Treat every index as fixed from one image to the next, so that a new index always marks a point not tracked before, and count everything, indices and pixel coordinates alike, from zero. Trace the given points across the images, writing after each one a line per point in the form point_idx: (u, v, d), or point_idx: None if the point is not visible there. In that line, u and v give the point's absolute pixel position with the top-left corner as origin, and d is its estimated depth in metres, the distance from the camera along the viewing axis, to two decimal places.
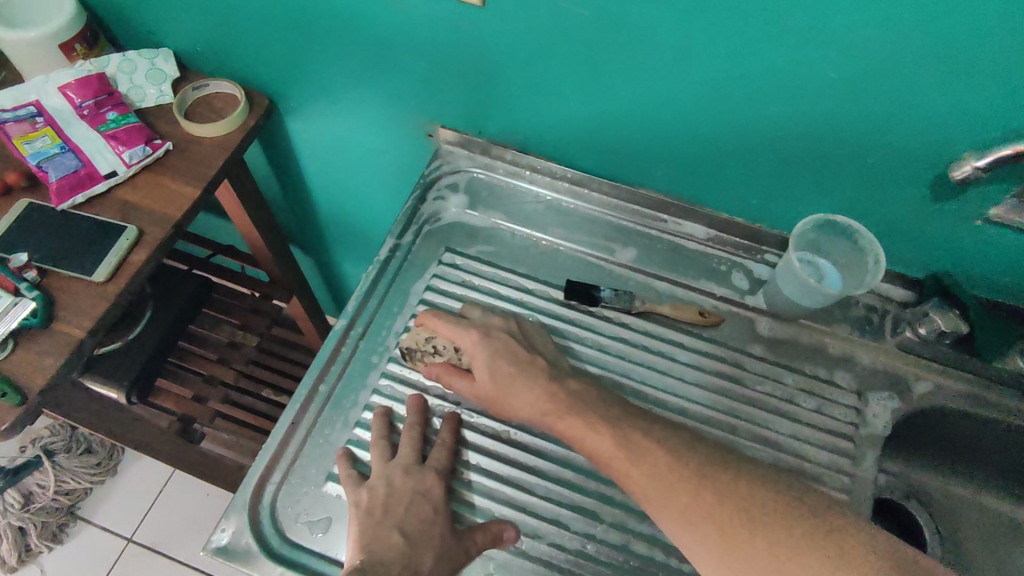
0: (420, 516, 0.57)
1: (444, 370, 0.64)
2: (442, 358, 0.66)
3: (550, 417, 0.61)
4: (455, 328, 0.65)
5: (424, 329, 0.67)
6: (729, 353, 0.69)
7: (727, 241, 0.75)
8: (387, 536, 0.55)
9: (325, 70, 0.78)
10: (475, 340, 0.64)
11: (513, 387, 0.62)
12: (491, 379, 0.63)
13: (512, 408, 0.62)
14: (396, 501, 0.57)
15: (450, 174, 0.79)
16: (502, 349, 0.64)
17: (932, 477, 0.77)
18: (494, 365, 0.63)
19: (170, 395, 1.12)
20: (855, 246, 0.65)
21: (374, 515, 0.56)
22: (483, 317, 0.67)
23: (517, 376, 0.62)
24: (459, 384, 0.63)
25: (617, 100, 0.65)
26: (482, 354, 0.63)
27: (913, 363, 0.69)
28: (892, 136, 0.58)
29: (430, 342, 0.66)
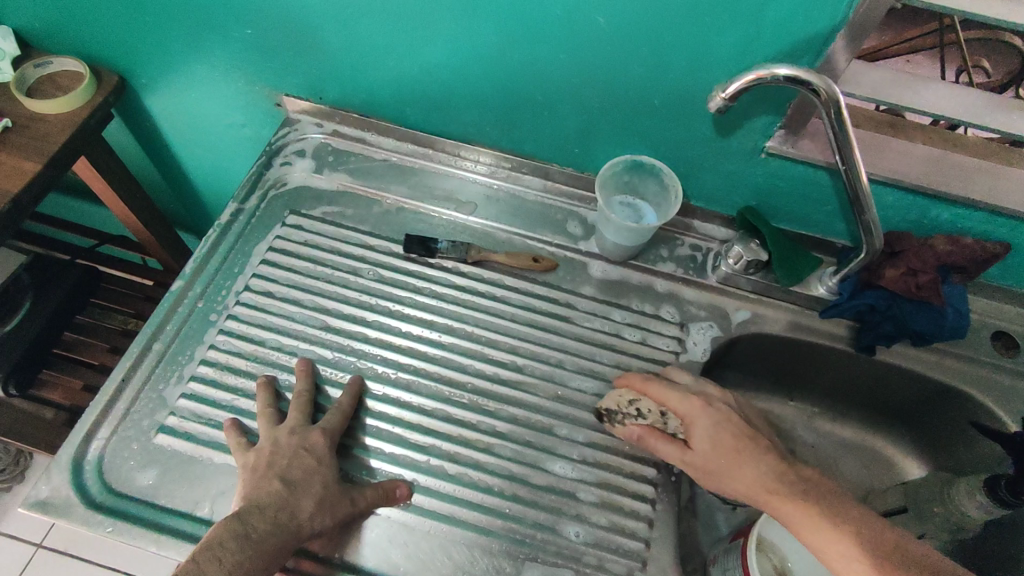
0: (304, 467, 0.56)
1: (649, 433, 0.61)
2: (644, 421, 0.62)
3: (759, 493, 0.57)
4: (668, 391, 0.63)
5: (628, 391, 0.64)
6: (562, 295, 0.73)
7: (564, 192, 0.79)
8: (268, 484, 0.54)
9: (162, 42, 0.78)
10: (696, 406, 0.61)
11: (738, 459, 0.59)
12: (711, 449, 0.59)
13: (724, 481, 0.58)
14: (280, 456, 0.57)
15: (298, 141, 0.80)
16: (716, 417, 0.61)
17: (769, 400, 0.83)
18: (716, 436, 0.60)
19: (55, 386, 1.10)
20: (663, 185, 0.70)
21: (257, 471, 0.56)
22: (697, 383, 0.65)
23: (736, 451, 0.59)
24: (666, 449, 0.60)
25: (429, 56, 0.68)
26: (702, 423, 0.60)
27: (732, 296, 0.75)
28: (673, 79, 0.62)
29: (634, 405, 0.63)
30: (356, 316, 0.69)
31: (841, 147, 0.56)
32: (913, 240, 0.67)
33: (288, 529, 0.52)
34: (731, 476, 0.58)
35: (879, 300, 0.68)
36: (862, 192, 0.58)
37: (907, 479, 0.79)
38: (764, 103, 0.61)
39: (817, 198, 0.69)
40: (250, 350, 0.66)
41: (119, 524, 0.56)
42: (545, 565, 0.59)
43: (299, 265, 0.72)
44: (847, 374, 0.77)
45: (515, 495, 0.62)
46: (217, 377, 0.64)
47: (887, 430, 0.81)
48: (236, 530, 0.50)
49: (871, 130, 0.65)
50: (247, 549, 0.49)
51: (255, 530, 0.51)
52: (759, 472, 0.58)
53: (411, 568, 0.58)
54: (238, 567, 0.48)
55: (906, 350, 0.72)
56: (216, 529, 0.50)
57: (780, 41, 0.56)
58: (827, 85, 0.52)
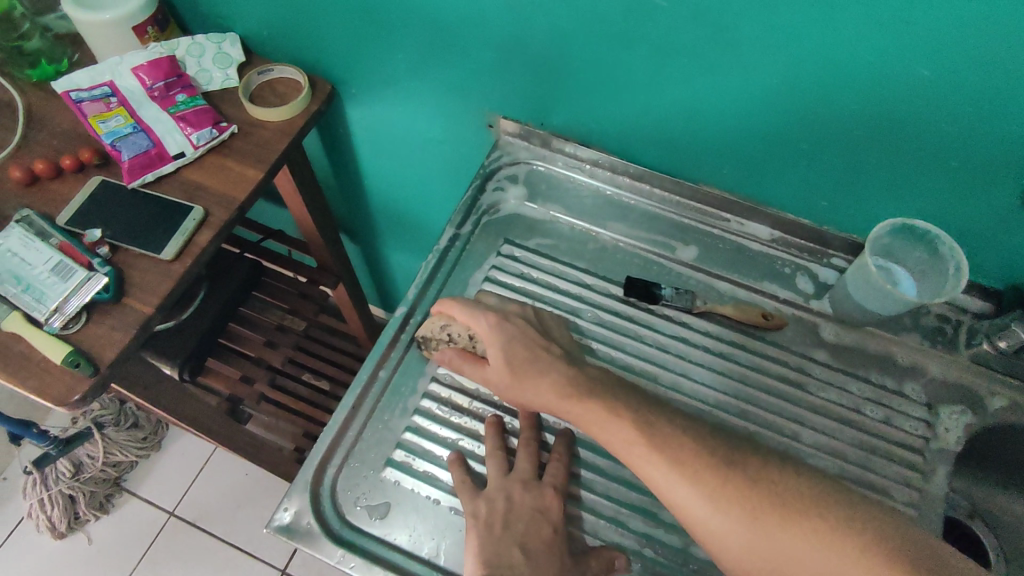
0: (542, 536, 0.55)
1: (459, 356, 0.62)
2: (454, 344, 0.63)
3: (556, 402, 0.58)
4: (472, 312, 0.62)
5: (440, 316, 0.63)
6: (792, 358, 0.67)
7: (792, 243, 0.73)
8: (508, 553, 0.54)
9: (387, 57, 0.78)
10: (491, 322, 0.62)
11: (531, 370, 0.60)
12: (507, 365, 0.60)
13: (526, 395, 0.60)
14: (516, 516, 0.56)
15: (510, 165, 0.78)
16: (514, 333, 0.61)
17: (999, 496, 0.75)
18: (510, 350, 0.60)
19: (220, 376, 1.14)
20: (934, 253, 0.63)
21: (494, 530, 0.55)
22: (501, 303, 0.65)
23: (531, 360, 0.60)
24: (472, 370, 0.61)
25: (691, 96, 0.64)
26: (498, 339, 0.61)
27: (986, 378, 0.67)
28: (988, 140, 0.56)
29: (446, 330, 0.63)
30: None
31: None
32: None
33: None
34: (528, 391, 0.59)
35: None
36: None
37: None
38: None
39: None
40: (473, 388, 0.64)
41: (361, 560, 0.55)
42: None
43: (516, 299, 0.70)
44: None
45: None
46: (442, 414, 0.63)
47: None
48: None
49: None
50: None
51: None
52: (563, 381, 0.59)
53: None
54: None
55: None
56: None
57: None
58: None
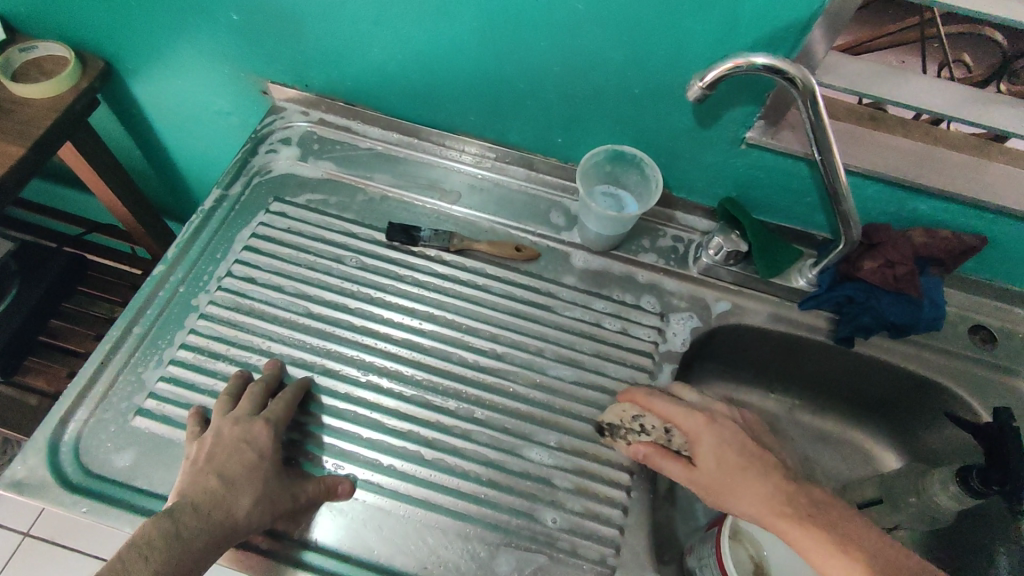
0: (243, 462, 0.56)
1: (655, 452, 0.59)
2: (646, 437, 0.62)
3: (770, 516, 0.55)
4: (673, 407, 0.61)
5: (635, 406, 0.63)
6: (542, 284, 0.73)
7: (548, 182, 0.79)
8: (204, 481, 0.54)
9: (142, 30, 0.77)
10: (700, 422, 0.60)
11: (740, 477, 0.57)
12: (716, 466, 0.58)
13: (729, 498, 0.57)
14: (221, 449, 0.56)
15: (283, 129, 0.81)
16: (724, 435, 0.59)
17: (748, 394, 0.84)
18: (720, 452, 0.58)
19: (41, 373, 1.08)
20: (644, 175, 0.71)
21: (196, 464, 0.55)
22: (702, 400, 0.64)
23: (747, 470, 0.57)
24: (671, 466, 0.59)
25: (411, 45, 0.67)
26: (707, 439, 0.59)
27: (712, 287, 0.76)
28: (651, 68, 0.61)
29: (638, 422, 0.63)
30: (337, 303, 0.70)
31: (818, 136, 0.56)
32: (890, 230, 0.68)
33: (223, 527, 0.52)
34: (736, 498, 0.56)
35: (857, 292, 0.69)
36: (837, 178, 0.58)
37: (883, 468, 0.80)
38: (744, 92, 0.61)
39: (798, 188, 0.70)
40: (232, 335, 0.67)
41: (94, 504, 0.57)
42: (519, 549, 0.59)
43: (281, 251, 0.72)
44: (824, 367, 0.78)
45: (488, 479, 0.62)
46: (198, 361, 0.65)
47: (866, 422, 0.81)
48: (166, 529, 0.49)
49: (847, 121, 0.67)
50: (176, 548, 0.48)
51: (186, 530, 0.50)
52: (777, 497, 0.55)
53: (388, 551, 0.58)
54: (167, 566, 0.47)
55: (882, 341, 0.73)
56: (146, 525, 0.49)
57: (754, 29, 0.56)
58: (806, 79, 0.52)
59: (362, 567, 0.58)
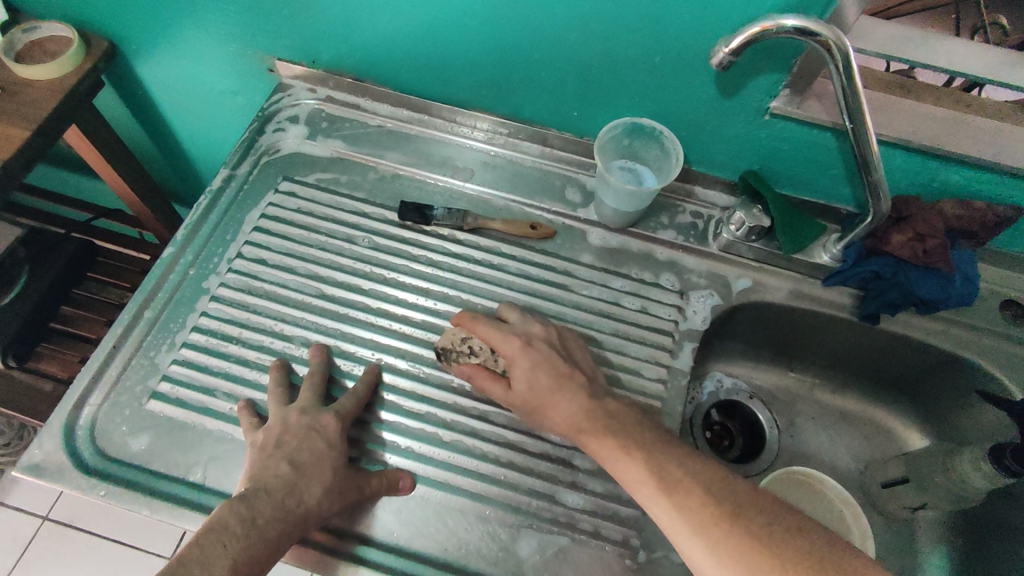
0: (313, 451, 0.55)
1: (476, 372, 0.60)
2: (476, 359, 0.62)
3: (575, 431, 0.58)
4: (497, 333, 0.61)
5: (461, 329, 0.63)
6: (558, 262, 0.72)
7: (562, 158, 0.77)
8: (276, 466, 0.53)
9: (146, 6, 0.75)
10: (517, 347, 0.60)
11: (553, 398, 0.59)
12: (527, 389, 0.59)
13: (546, 417, 0.59)
14: (290, 436, 0.55)
15: (291, 107, 0.79)
16: (538, 360, 0.60)
17: (769, 374, 0.82)
18: (483, 379, 0.59)
19: (54, 359, 1.08)
20: (664, 148, 0.68)
21: (265, 451, 0.54)
22: (524, 322, 0.63)
23: (558, 390, 0.59)
24: (491, 388, 0.60)
25: (420, 15, 0.65)
26: (523, 364, 0.59)
27: (733, 263, 0.74)
28: (675, 34, 0.59)
29: (466, 343, 0.63)
30: (350, 284, 0.68)
31: (850, 101, 0.53)
32: (920, 202, 0.65)
33: (294, 515, 0.51)
34: (552, 414, 0.59)
35: (883, 267, 0.67)
36: (869, 147, 0.56)
37: (909, 449, 0.78)
38: (768, 60, 0.58)
39: (823, 160, 0.67)
40: (244, 317, 0.65)
41: (112, 488, 0.56)
42: (541, 531, 0.58)
43: (292, 232, 0.71)
44: (850, 346, 0.76)
45: (509, 461, 0.61)
46: (212, 343, 0.64)
47: (891, 402, 0.79)
48: (242, 515, 0.49)
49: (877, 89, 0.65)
50: (250, 534, 0.48)
51: (261, 515, 0.50)
52: (581, 414, 0.58)
53: (405, 534, 0.57)
54: (240, 557, 0.47)
55: (909, 317, 0.71)
56: (221, 507, 0.49)
57: None
58: (840, 42, 0.50)
59: (379, 549, 0.57)
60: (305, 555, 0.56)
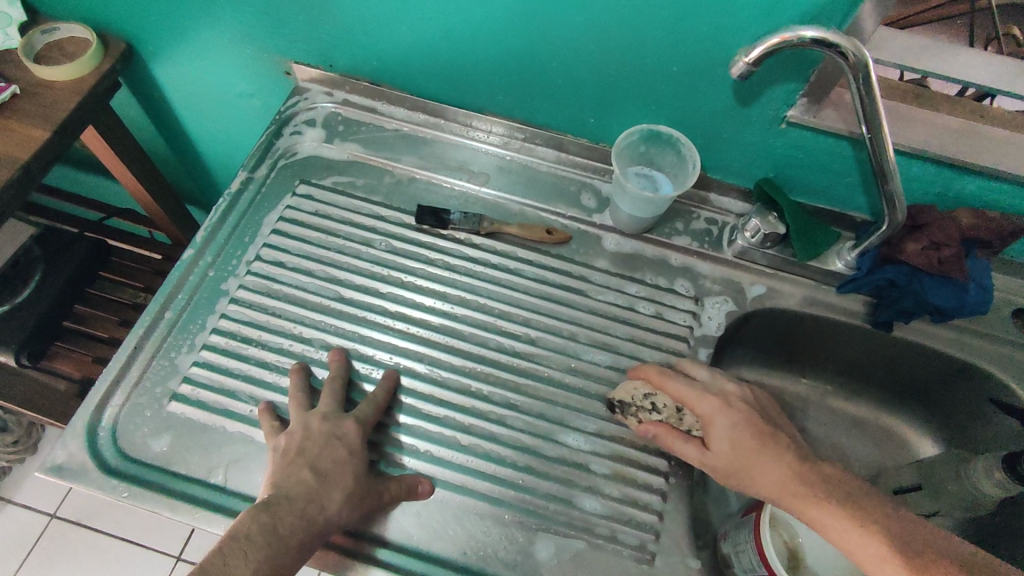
0: (334, 458, 0.55)
1: (664, 429, 0.60)
2: (658, 416, 0.62)
3: (783, 495, 0.55)
4: (685, 389, 0.61)
5: (644, 384, 0.63)
6: (574, 268, 0.72)
7: (578, 163, 0.77)
8: (297, 473, 0.53)
9: (164, 9, 0.75)
10: (716, 406, 0.60)
11: (758, 459, 0.57)
12: (730, 450, 0.58)
13: (750, 483, 0.57)
14: (311, 443, 0.56)
15: (308, 110, 0.79)
16: (739, 418, 0.59)
17: (781, 380, 0.83)
18: (735, 436, 0.58)
19: (67, 358, 1.08)
20: (680, 155, 0.69)
21: (287, 456, 0.55)
22: (714, 380, 0.63)
23: (760, 453, 0.57)
24: (684, 448, 0.59)
25: (439, 21, 0.65)
26: (722, 423, 0.59)
27: (747, 270, 0.74)
28: (693, 44, 0.59)
29: (649, 401, 0.62)
30: (368, 287, 0.69)
31: (869, 112, 0.54)
32: (935, 211, 0.65)
33: (317, 523, 0.51)
34: (756, 477, 0.56)
35: (898, 275, 0.67)
36: (886, 158, 0.56)
37: (920, 456, 0.79)
38: (786, 69, 0.59)
39: (839, 168, 0.67)
40: (263, 320, 0.66)
41: (134, 489, 0.57)
42: (558, 535, 0.59)
43: (309, 235, 0.71)
44: (863, 353, 0.76)
45: (527, 466, 0.61)
46: (230, 346, 0.64)
47: (903, 409, 0.80)
48: (264, 523, 0.49)
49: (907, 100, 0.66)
50: (272, 543, 0.48)
51: (283, 524, 0.49)
52: (791, 477, 0.55)
53: (423, 537, 0.58)
54: (265, 564, 0.47)
55: (924, 326, 0.72)
56: (243, 518, 0.49)
57: (804, 2, 0.53)
58: (860, 52, 0.50)
59: (398, 552, 0.57)
60: (324, 558, 0.57)
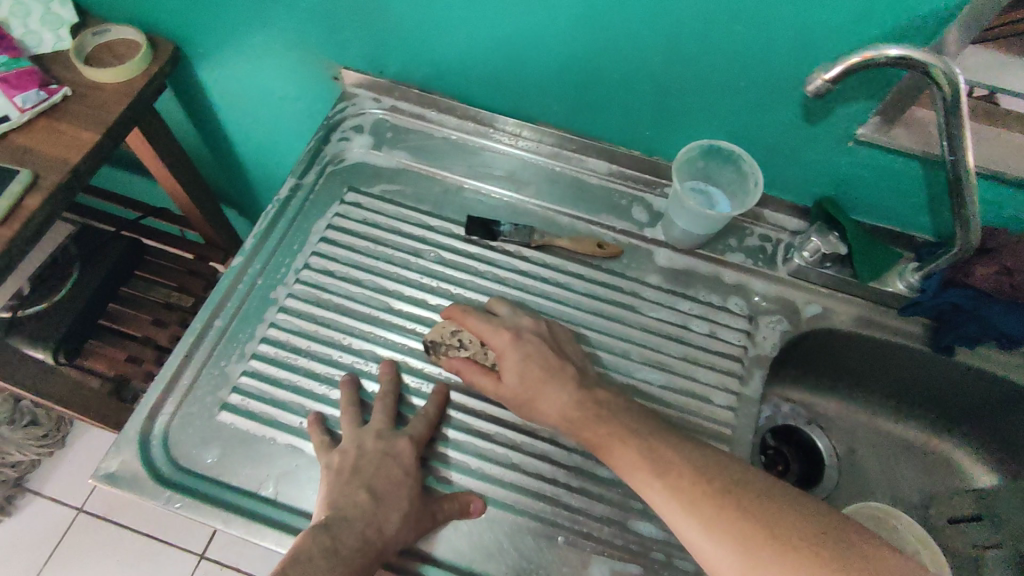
0: (390, 478, 0.54)
1: (466, 365, 0.61)
2: (466, 352, 0.63)
3: (569, 425, 0.57)
4: (483, 325, 0.62)
5: (451, 322, 0.64)
6: (625, 283, 0.71)
7: (629, 176, 0.76)
8: (354, 494, 0.52)
9: (217, 13, 0.75)
10: (506, 340, 0.61)
11: (543, 387, 0.59)
12: (518, 381, 0.59)
13: (538, 408, 0.59)
14: (367, 462, 0.55)
15: (356, 116, 0.78)
16: (530, 351, 0.60)
17: (829, 401, 0.81)
18: (523, 368, 0.59)
19: (102, 356, 1.09)
20: (740, 172, 0.67)
21: (342, 475, 0.54)
22: (514, 315, 0.63)
23: (546, 383, 0.59)
24: (480, 380, 0.61)
25: (499, 29, 0.64)
26: (512, 355, 0.60)
27: (802, 289, 0.72)
28: (765, 58, 0.57)
29: (458, 337, 0.63)
30: (417, 298, 0.68)
31: (953, 134, 0.52)
32: (1007, 235, 0.63)
33: (374, 546, 0.50)
34: (541, 406, 0.59)
35: (963, 299, 0.65)
36: (967, 181, 0.54)
37: (975, 486, 0.76)
38: (861, 87, 0.57)
39: (905, 187, 0.65)
40: (313, 330, 0.65)
41: (187, 500, 0.56)
42: (613, 560, 0.58)
43: (358, 244, 0.71)
44: (918, 378, 0.74)
45: (579, 486, 0.60)
46: (281, 356, 0.64)
47: (958, 436, 0.77)
48: (325, 545, 0.48)
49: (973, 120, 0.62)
50: (333, 567, 0.48)
51: (343, 546, 0.49)
52: (573, 408, 0.57)
53: (475, 558, 0.57)
54: None
55: (987, 352, 0.69)
56: (305, 540, 0.48)
57: (887, 20, 0.52)
58: (951, 72, 0.48)
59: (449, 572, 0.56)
60: None
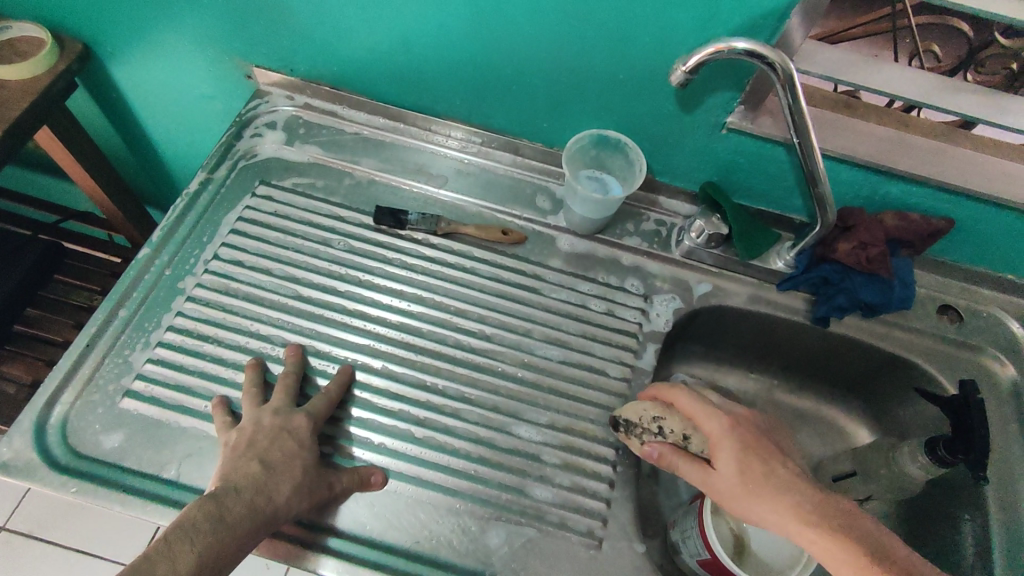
0: (284, 451, 0.56)
1: (672, 452, 0.60)
2: (666, 438, 0.62)
3: (785, 521, 0.54)
4: (697, 411, 0.61)
5: (655, 408, 0.63)
6: (529, 267, 0.75)
7: (534, 167, 0.80)
8: (247, 465, 0.54)
9: (122, 10, 0.75)
10: (723, 427, 0.60)
11: (763, 484, 0.56)
12: (738, 473, 0.57)
13: (751, 507, 0.56)
14: (263, 437, 0.57)
15: (268, 113, 0.80)
16: (744, 442, 0.59)
17: (728, 376, 0.86)
18: (743, 459, 0.58)
19: (16, 362, 1.06)
20: (628, 159, 0.73)
21: (237, 450, 0.56)
22: (725, 404, 0.64)
23: (761, 476, 0.57)
24: (688, 468, 0.59)
25: (395, 26, 0.67)
26: (728, 445, 0.59)
27: (694, 269, 0.78)
28: (637, 52, 0.63)
29: (657, 423, 0.62)
30: (326, 286, 0.70)
31: (796, 119, 0.58)
32: (862, 213, 0.70)
33: (263, 512, 0.52)
34: (759, 505, 0.56)
35: (832, 273, 0.72)
36: (814, 163, 0.60)
37: (857, 445, 0.83)
38: (724, 78, 0.63)
39: (776, 172, 0.72)
40: (220, 318, 0.67)
41: (83, 484, 0.56)
42: (509, 524, 0.61)
43: (267, 235, 0.72)
44: (802, 348, 0.80)
45: (479, 457, 0.63)
46: (186, 343, 0.65)
47: (841, 401, 0.84)
48: (211, 511, 0.49)
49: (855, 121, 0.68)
50: (221, 531, 0.49)
51: (230, 512, 0.50)
52: (797, 504, 0.55)
53: (377, 527, 0.59)
54: (211, 548, 0.47)
55: (857, 322, 0.76)
56: (191, 507, 0.49)
57: (734, 16, 0.57)
58: (784, 63, 0.54)
59: (348, 541, 0.58)
60: (275, 548, 0.57)
